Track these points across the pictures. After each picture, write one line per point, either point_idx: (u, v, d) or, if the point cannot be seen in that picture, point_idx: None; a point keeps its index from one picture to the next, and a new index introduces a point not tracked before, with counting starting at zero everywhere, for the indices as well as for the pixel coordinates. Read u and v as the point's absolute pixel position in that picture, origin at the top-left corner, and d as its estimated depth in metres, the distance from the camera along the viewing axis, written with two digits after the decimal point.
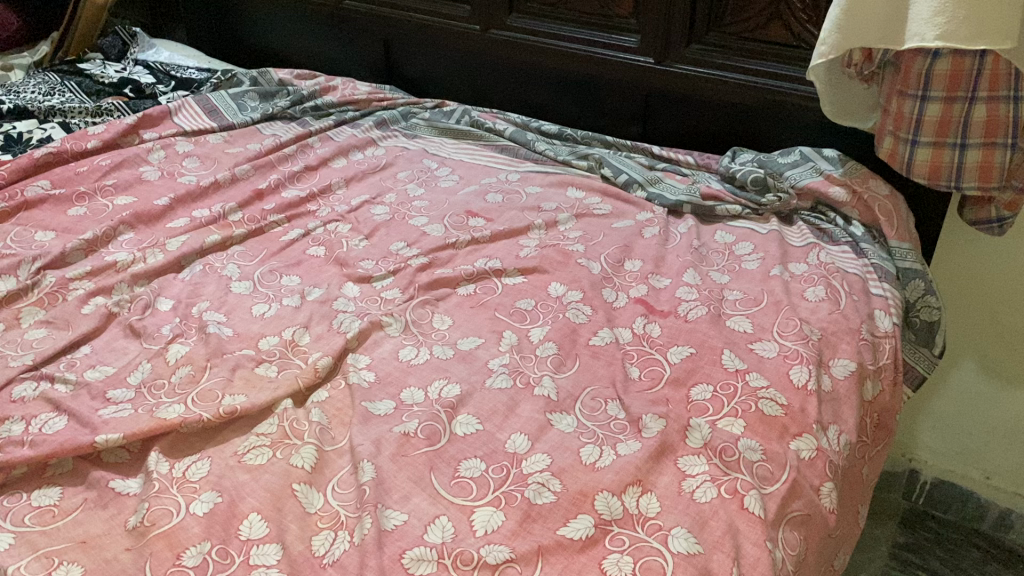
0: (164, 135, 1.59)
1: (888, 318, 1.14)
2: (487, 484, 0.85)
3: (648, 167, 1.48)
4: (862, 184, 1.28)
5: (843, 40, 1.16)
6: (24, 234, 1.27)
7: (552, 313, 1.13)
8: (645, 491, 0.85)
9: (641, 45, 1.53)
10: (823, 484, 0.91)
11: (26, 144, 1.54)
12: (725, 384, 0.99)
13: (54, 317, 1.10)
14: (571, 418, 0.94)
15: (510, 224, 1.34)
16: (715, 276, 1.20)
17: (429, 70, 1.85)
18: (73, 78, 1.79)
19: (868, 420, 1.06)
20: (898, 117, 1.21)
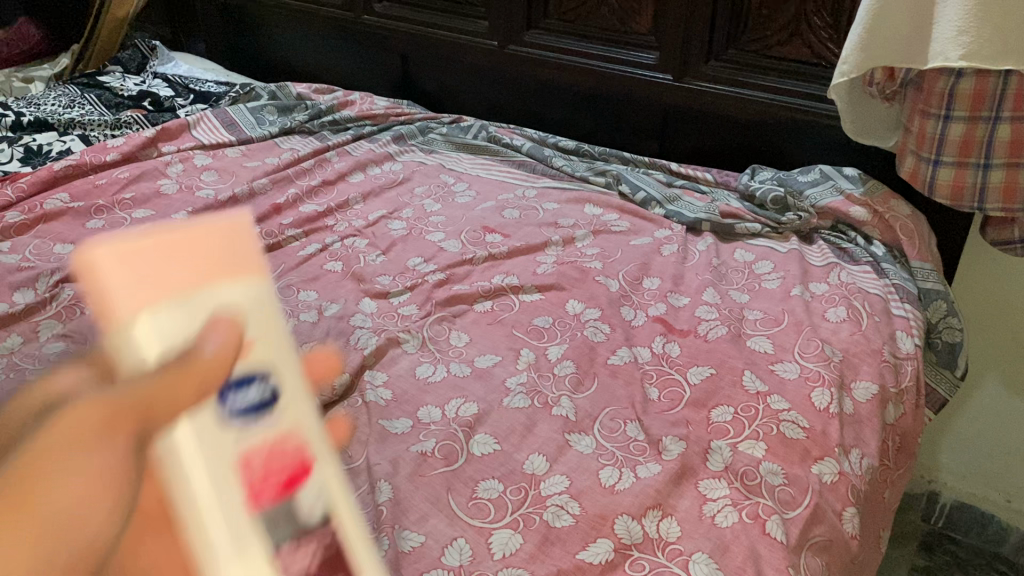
0: (183, 149, 1.59)
1: (909, 339, 1.13)
2: (506, 506, 0.84)
3: (665, 184, 1.47)
4: (883, 204, 1.28)
5: (865, 58, 1.16)
6: (43, 247, 1.28)
7: (570, 331, 1.12)
8: (666, 515, 0.84)
9: (660, 62, 1.52)
10: (845, 509, 0.89)
11: (46, 156, 1.54)
12: (746, 405, 0.98)
13: (72, 331, 1.09)
14: (590, 439, 0.93)
15: (527, 240, 1.34)
16: (735, 295, 1.19)
17: (446, 85, 1.85)
18: (94, 91, 1.80)
19: (890, 443, 1.05)
20: (920, 137, 1.20)
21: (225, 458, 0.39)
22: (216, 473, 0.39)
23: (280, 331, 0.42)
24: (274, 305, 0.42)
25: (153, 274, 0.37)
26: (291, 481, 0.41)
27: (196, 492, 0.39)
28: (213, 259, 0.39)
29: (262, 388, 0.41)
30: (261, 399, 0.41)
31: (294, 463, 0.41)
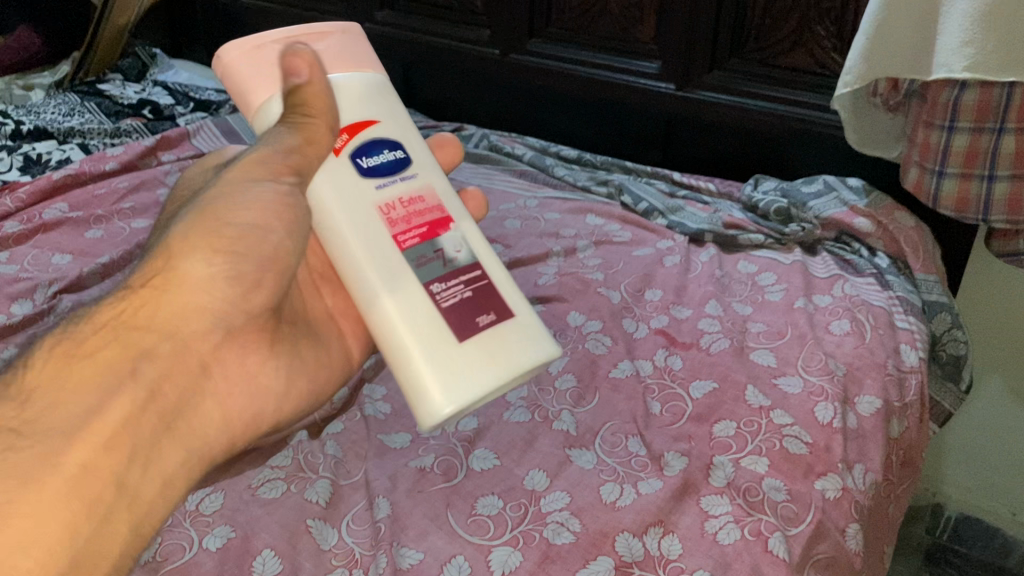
0: (182, 157, 1.57)
1: (913, 352, 1.12)
2: (505, 523, 0.83)
3: (668, 195, 1.46)
4: (887, 216, 1.27)
5: (869, 70, 1.15)
6: (41, 257, 1.27)
7: (571, 344, 1.11)
8: (667, 532, 0.83)
9: (662, 71, 1.52)
10: (849, 525, 0.88)
11: (45, 165, 1.54)
12: (749, 420, 0.97)
13: None
14: (591, 454, 0.92)
15: (528, 251, 1.33)
16: (738, 307, 1.18)
17: (447, 94, 1.84)
18: (94, 99, 1.80)
19: (895, 458, 1.04)
20: (924, 148, 1.20)
21: (370, 203, 0.65)
22: (367, 212, 0.65)
23: (391, 116, 0.68)
24: (386, 86, 0.70)
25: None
26: (432, 229, 0.66)
27: (361, 233, 0.64)
28: (350, 63, 0.68)
29: (394, 155, 0.67)
30: (392, 161, 0.67)
31: (428, 208, 0.67)
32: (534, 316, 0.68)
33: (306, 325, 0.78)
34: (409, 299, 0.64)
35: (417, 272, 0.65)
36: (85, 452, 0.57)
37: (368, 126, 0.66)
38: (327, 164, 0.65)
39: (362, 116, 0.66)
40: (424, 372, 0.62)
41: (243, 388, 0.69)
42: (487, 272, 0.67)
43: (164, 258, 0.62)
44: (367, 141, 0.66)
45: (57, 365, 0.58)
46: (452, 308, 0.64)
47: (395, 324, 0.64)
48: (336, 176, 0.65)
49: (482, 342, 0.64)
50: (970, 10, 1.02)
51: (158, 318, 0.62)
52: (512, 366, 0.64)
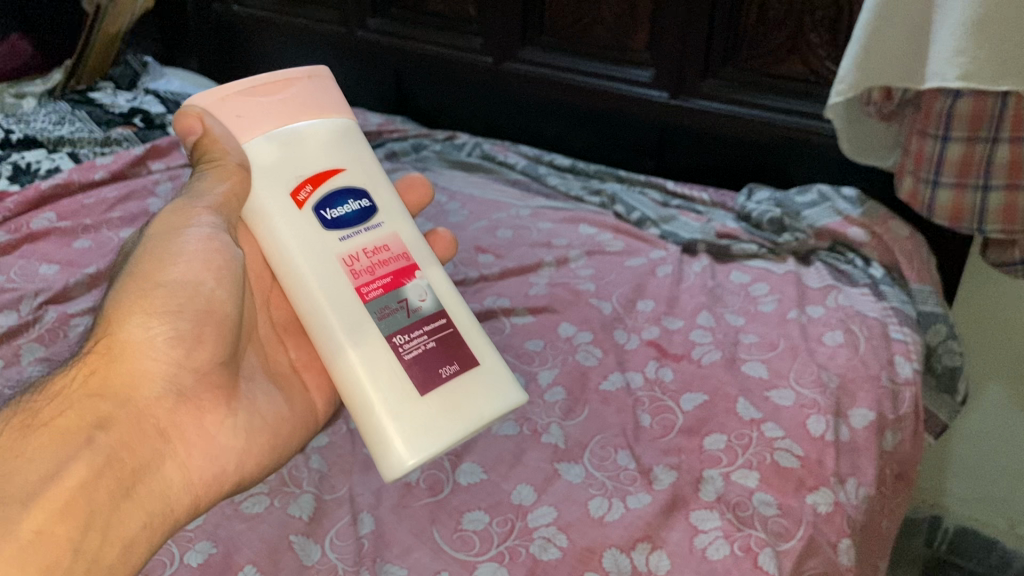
0: (173, 166, 1.57)
1: (908, 364, 1.11)
2: (491, 539, 0.82)
3: (661, 204, 1.45)
4: (882, 225, 1.26)
5: (861, 78, 1.14)
6: (28, 268, 1.26)
7: (561, 355, 1.10)
8: (655, 547, 0.82)
9: (655, 80, 1.51)
10: (841, 540, 0.87)
11: (34, 175, 1.53)
12: (740, 433, 0.96)
13: (54, 355, 1.07)
14: (579, 468, 0.91)
15: (520, 261, 1.32)
16: (730, 318, 1.17)
17: (439, 102, 1.83)
18: (85, 107, 1.79)
19: (888, 471, 1.02)
20: (919, 158, 1.19)
21: (333, 253, 0.69)
22: (330, 262, 0.68)
23: (355, 163, 0.72)
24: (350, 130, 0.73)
25: (262, 111, 0.69)
26: (394, 276, 0.70)
27: (327, 286, 0.68)
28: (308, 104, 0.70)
29: (357, 203, 0.71)
30: (355, 210, 0.70)
31: (392, 254, 0.71)
32: (499, 361, 0.73)
33: (273, 380, 0.81)
34: (372, 350, 0.68)
35: (380, 322, 0.69)
36: (42, 517, 0.56)
37: (332, 175, 0.70)
38: (291, 213, 0.69)
39: (324, 165, 0.70)
40: (388, 428, 0.67)
41: (202, 451, 0.70)
42: (451, 318, 0.72)
43: (108, 329, 0.66)
44: (331, 191, 0.70)
45: (17, 434, 0.59)
46: (414, 358, 0.68)
47: (359, 376, 0.68)
48: (298, 227, 0.69)
49: (442, 393, 0.68)
50: (962, 20, 1.01)
51: (110, 385, 0.65)
52: (469, 414, 0.68)
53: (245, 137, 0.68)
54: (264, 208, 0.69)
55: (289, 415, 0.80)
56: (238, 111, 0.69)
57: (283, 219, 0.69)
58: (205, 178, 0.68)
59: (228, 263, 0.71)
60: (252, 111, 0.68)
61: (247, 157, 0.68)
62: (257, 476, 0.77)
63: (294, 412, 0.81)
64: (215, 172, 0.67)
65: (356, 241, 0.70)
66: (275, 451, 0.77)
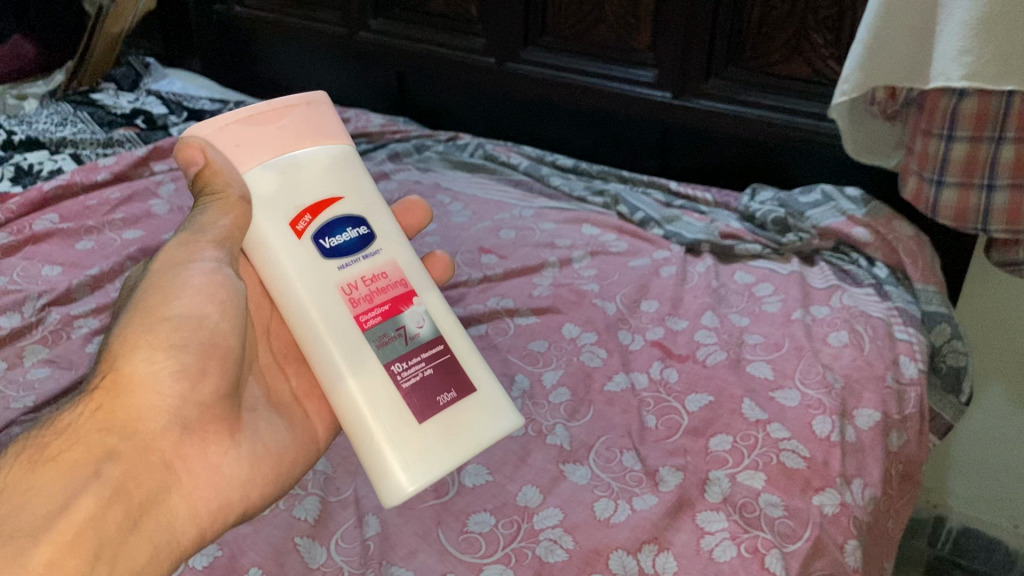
0: (175, 168, 1.57)
1: (913, 364, 1.11)
2: (497, 541, 0.82)
3: (664, 205, 1.45)
4: (886, 225, 1.26)
5: (866, 78, 1.14)
6: (31, 269, 1.26)
7: (565, 356, 1.10)
8: (662, 549, 0.81)
9: (658, 80, 1.51)
10: (847, 541, 0.86)
11: (36, 176, 1.53)
12: (746, 434, 0.96)
13: (58, 357, 1.07)
14: (585, 469, 0.91)
15: (523, 261, 1.32)
16: (734, 318, 1.17)
17: (441, 102, 1.83)
18: (86, 109, 1.79)
19: (893, 472, 1.02)
20: (923, 157, 1.19)
21: (332, 282, 0.66)
22: (329, 292, 0.66)
23: (356, 187, 0.69)
24: (350, 154, 0.70)
25: (259, 139, 0.66)
26: (394, 303, 0.67)
27: (326, 317, 0.65)
28: (304, 128, 0.67)
29: (357, 230, 0.67)
30: (355, 237, 0.67)
31: (393, 282, 0.68)
32: (500, 389, 0.70)
33: (277, 408, 0.76)
34: (371, 382, 0.65)
35: (379, 351, 0.66)
36: (51, 550, 0.54)
37: (332, 201, 0.67)
38: (289, 241, 0.66)
39: (324, 191, 0.67)
40: (388, 460, 0.64)
41: (209, 481, 0.67)
42: (452, 346, 0.69)
43: (112, 362, 0.62)
44: (331, 218, 0.66)
45: (22, 470, 0.56)
46: (412, 388, 0.66)
47: (358, 407, 0.65)
48: (297, 256, 0.66)
49: (443, 422, 0.66)
50: (967, 18, 1.01)
51: (118, 418, 0.61)
52: (470, 445, 0.66)
53: (243, 166, 0.65)
54: (262, 235, 0.66)
55: (292, 443, 0.75)
56: (236, 138, 0.65)
57: (281, 247, 0.66)
58: (208, 211, 0.65)
59: (230, 294, 0.67)
60: (250, 138, 0.65)
61: (247, 188, 0.65)
62: (262, 508, 0.72)
63: (299, 440, 0.76)
64: (217, 205, 0.65)
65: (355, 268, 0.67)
66: (282, 483, 0.73)
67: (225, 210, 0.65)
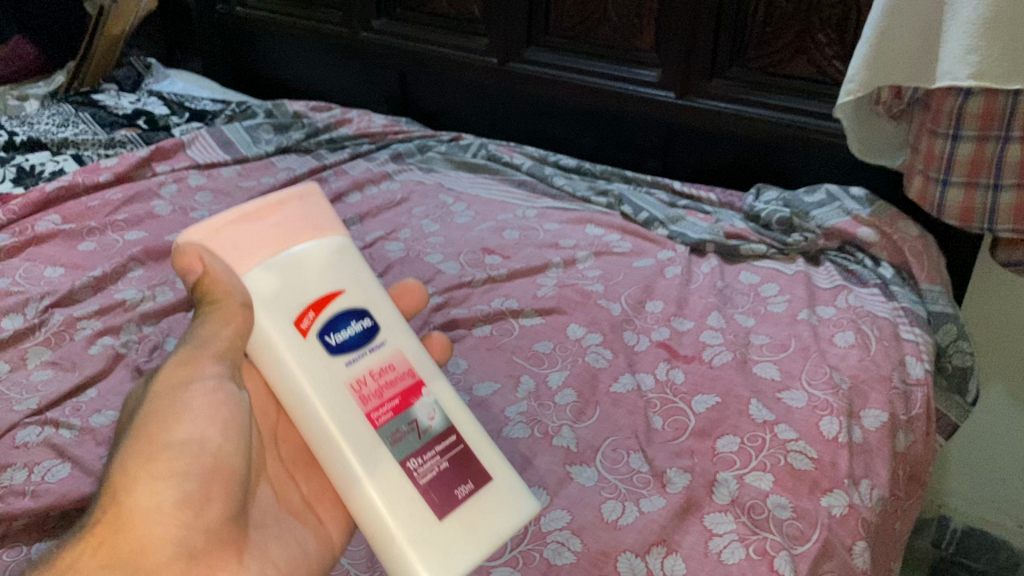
0: (177, 169, 1.56)
1: (919, 364, 1.10)
2: (504, 543, 0.81)
3: (668, 204, 1.45)
4: (891, 224, 1.26)
5: (871, 78, 1.13)
6: (33, 271, 1.26)
7: (571, 357, 1.09)
8: (670, 551, 0.81)
9: (662, 80, 1.50)
10: (855, 543, 0.86)
11: (38, 176, 1.52)
12: (753, 435, 0.95)
13: (61, 358, 1.07)
14: (592, 470, 0.90)
15: (527, 262, 1.31)
16: (740, 318, 1.17)
17: (444, 102, 1.82)
18: (88, 110, 1.79)
19: (901, 473, 1.02)
20: (928, 156, 1.18)
21: (339, 381, 0.60)
22: (338, 393, 0.60)
23: (357, 277, 0.64)
24: (347, 246, 0.65)
25: (257, 239, 0.61)
26: (404, 399, 0.62)
27: (337, 417, 0.60)
28: (298, 225, 0.62)
29: (360, 322, 0.62)
30: (361, 330, 0.62)
31: (402, 377, 0.63)
32: (513, 474, 0.64)
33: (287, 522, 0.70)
34: (388, 480, 0.59)
35: (392, 446, 0.60)
36: None
37: (332, 296, 0.62)
38: (293, 341, 0.60)
39: (324, 286, 0.62)
40: (413, 566, 0.58)
41: None
42: (465, 436, 0.64)
43: (109, 500, 0.56)
44: (334, 313, 0.61)
45: None
46: (430, 482, 0.60)
47: (377, 510, 0.59)
48: (301, 357, 0.60)
49: (466, 516, 0.60)
50: (973, 18, 1.01)
51: (121, 557, 0.55)
52: (497, 541, 0.60)
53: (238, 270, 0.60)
54: (266, 338, 0.60)
55: (302, 560, 0.68)
56: (233, 240, 0.60)
57: (286, 350, 0.60)
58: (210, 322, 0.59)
59: (234, 410, 0.62)
60: (247, 238, 0.60)
61: (249, 292, 0.59)
62: None
63: (313, 555, 0.69)
64: (216, 314, 0.58)
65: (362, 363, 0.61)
66: None
67: (221, 318, 0.59)
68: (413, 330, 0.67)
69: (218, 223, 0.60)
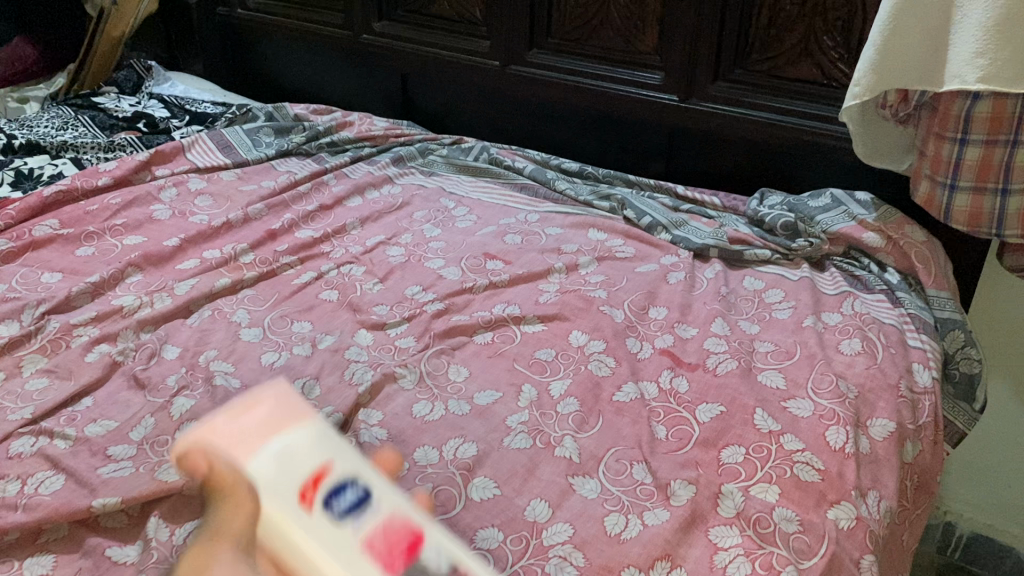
0: (177, 172, 1.55)
1: (926, 372, 1.09)
2: (506, 558, 0.80)
3: (671, 209, 1.43)
4: (897, 229, 1.24)
5: (878, 81, 1.11)
6: (30, 276, 1.24)
7: (573, 365, 1.08)
8: (675, 566, 0.79)
9: (665, 83, 1.49)
10: (863, 557, 0.84)
11: (37, 180, 1.51)
12: (758, 446, 0.94)
13: (57, 366, 1.05)
14: (595, 482, 0.89)
15: (529, 267, 1.30)
16: (744, 325, 1.15)
17: (446, 104, 1.81)
18: (87, 112, 1.77)
19: (908, 483, 1.00)
20: (935, 161, 1.17)
21: (350, 549, 0.47)
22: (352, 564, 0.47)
23: (347, 448, 0.51)
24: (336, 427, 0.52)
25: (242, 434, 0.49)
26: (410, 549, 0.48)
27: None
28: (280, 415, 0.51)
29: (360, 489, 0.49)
30: (359, 495, 0.49)
31: (405, 538, 0.48)
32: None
33: None
34: None
35: None
36: None
37: (327, 469, 0.49)
38: (298, 520, 0.48)
39: (311, 462, 0.49)
40: None
41: None
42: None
43: None
44: (332, 481, 0.49)
45: None
46: None
47: None
48: (306, 537, 0.47)
49: None
50: (982, 20, 1.00)
51: None
52: None
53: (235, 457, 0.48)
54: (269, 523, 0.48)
55: None
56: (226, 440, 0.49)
57: (287, 533, 0.48)
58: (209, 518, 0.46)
59: None
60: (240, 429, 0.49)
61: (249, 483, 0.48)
62: None
63: None
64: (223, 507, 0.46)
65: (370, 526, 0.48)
66: None
67: (226, 509, 0.46)
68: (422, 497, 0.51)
69: (210, 420, 0.49)
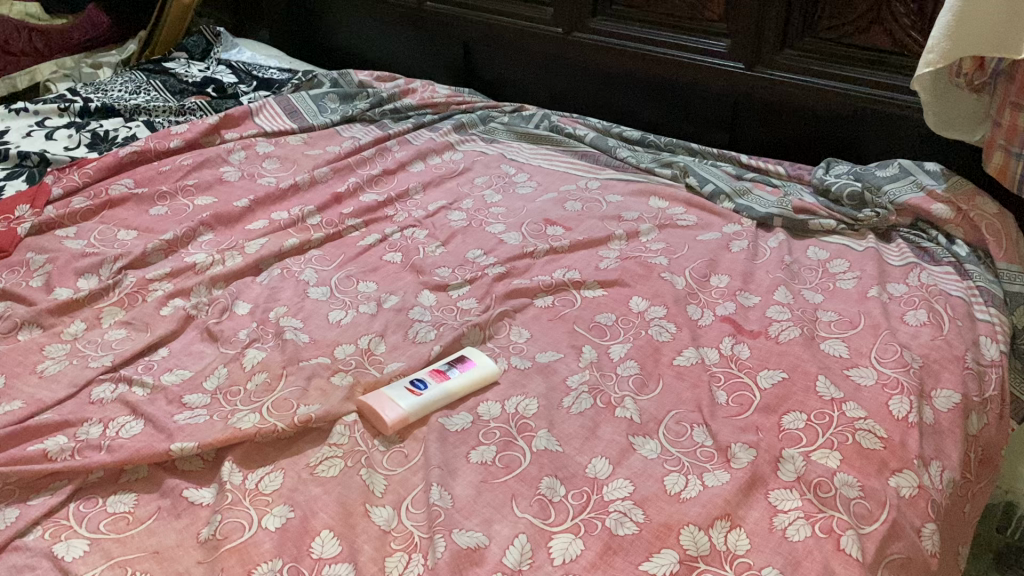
0: (246, 136, 1.59)
1: (994, 345, 1.07)
2: (567, 511, 0.81)
3: (735, 177, 1.42)
4: (968, 200, 1.21)
5: (953, 48, 1.07)
6: (107, 233, 1.29)
7: (633, 330, 1.09)
8: (734, 526, 0.80)
9: (730, 50, 1.47)
10: (925, 525, 0.85)
11: (112, 142, 1.56)
12: (820, 412, 0.94)
13: (134, 318, 1.09)
14: (655, 443, 0.90)
15: (589, 234, 1.30)
16: (808, 295, 1.15)
17: (508, 72, 1.82)
18: (159, 77, 1.82)
19: (972, 456, 0.99)
20: (1010, 130, 1.14)
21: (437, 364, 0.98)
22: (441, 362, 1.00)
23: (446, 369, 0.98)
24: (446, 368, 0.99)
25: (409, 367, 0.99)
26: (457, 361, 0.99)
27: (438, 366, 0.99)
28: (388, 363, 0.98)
29: (450, 365, 0.98)
30: (448, 365, 0.99)
31: (458, 362, 0.99)
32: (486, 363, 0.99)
33: None
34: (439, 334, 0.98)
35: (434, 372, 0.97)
36: None
37: (439, 369, 0.97)
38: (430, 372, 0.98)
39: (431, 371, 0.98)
40: None
41: None
42: (474, 374, 0.97)
43: None
44: (445, 362, 0.99)
45: None
46: None
47: (438, 374, 0.96)
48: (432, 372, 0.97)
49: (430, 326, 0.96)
50: None
51: None
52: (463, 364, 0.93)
53: (383, 408, 0.91)
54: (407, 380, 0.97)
55: None
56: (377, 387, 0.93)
57: (430, 376, 0.96)
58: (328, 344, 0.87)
59: None
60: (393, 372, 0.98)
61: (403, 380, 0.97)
62: None
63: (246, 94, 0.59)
64: None
65: (460, 384, 0.96)
66: None
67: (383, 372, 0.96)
68: (466, 369, 0.98)
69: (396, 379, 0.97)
